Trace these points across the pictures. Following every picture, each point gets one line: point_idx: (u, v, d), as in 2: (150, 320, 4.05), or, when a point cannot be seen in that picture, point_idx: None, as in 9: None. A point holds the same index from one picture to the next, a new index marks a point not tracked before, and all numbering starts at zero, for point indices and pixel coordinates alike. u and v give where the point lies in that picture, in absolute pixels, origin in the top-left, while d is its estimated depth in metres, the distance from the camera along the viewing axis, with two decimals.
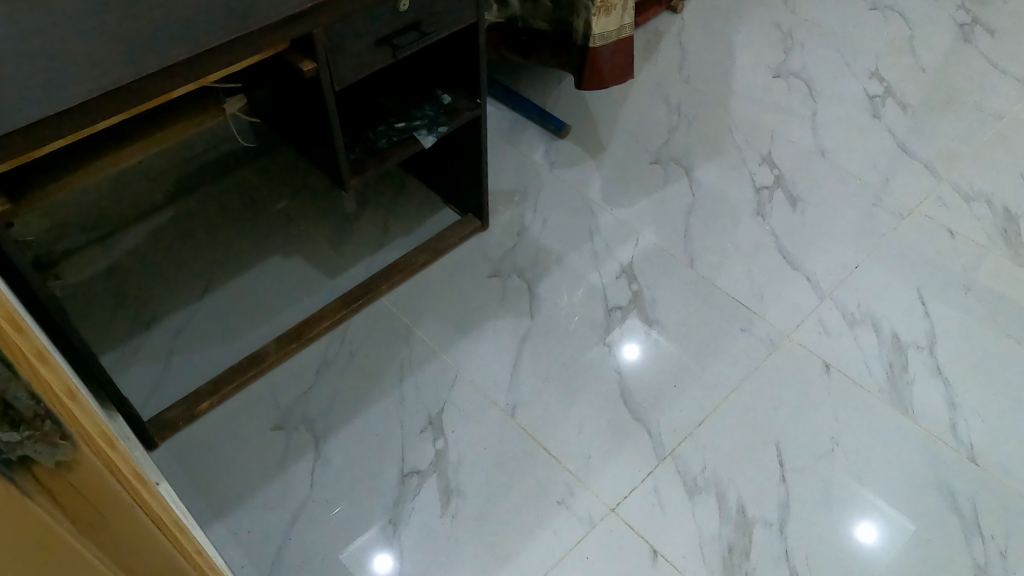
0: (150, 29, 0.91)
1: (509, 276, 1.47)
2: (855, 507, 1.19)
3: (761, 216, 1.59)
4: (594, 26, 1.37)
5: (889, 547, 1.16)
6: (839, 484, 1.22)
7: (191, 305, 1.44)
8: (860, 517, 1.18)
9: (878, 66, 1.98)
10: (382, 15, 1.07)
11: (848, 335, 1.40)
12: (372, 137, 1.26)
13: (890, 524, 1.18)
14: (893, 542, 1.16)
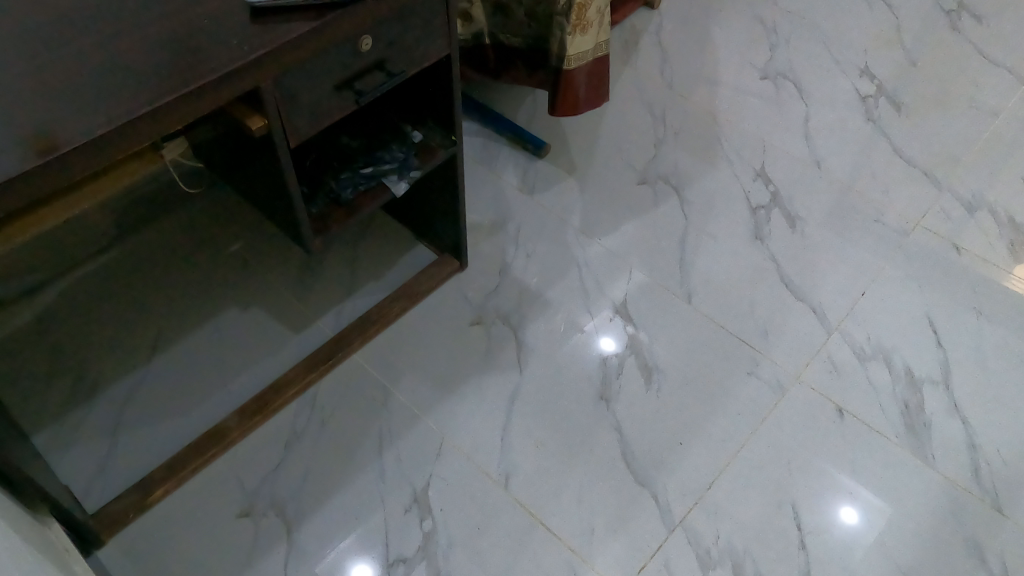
0: (62, 92, 0.76)
1: (494, 323, 1.34)
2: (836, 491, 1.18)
3: (760, 240, 1.49)
4: (568, 47, 1.23)
5: (868, 527, 1.15)
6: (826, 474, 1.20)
7: (136, 369, 1.27)
8: (840, 500, 1.18)
9: (867, 61, 1.84)
10: (340, 57, 0.93)
11: (858, 374, 1.31)
12: (335, 187, 1.11)
13: (867, 508, 1.17)
14: (870, 522, 1.16)
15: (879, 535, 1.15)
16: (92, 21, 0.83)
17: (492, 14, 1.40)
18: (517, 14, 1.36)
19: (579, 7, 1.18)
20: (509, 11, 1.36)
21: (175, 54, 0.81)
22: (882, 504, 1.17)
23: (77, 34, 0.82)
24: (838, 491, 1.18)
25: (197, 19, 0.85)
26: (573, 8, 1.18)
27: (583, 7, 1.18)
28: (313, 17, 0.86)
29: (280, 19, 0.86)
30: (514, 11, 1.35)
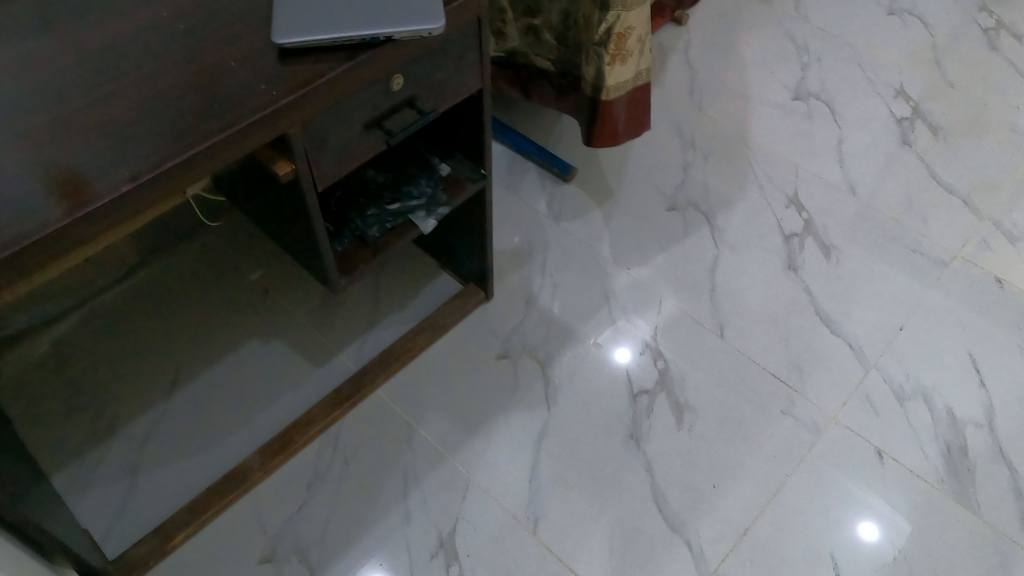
0: (85, 144, 0.73)
1: (520, 358, 1.31)
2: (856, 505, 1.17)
3: (794, 270, 1.44)
4: (608, 78, 1.19)
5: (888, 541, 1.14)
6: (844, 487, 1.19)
7: (156, 406, 1.25)
8: (859, 512, 1.17)
9: (902, 82, 1.79)
10: (370, 97, 0.89)
11: (897, 414, 1.26)
12: (361, 224, 1.07)
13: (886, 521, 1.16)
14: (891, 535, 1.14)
15: (893, 550, 1.13)
16: (116, 64, 0.81)
17: (524, 34, 1.34)
18: (547, 38, 1.31)
19: (618, 35, 1.13)
20: (540, 34, 1.32)
21: (200, 100, 0.78)
22: (892, 511, 1.17)
23: (100, 81, 0.79)
24: (856, 507, 1.17)
25: (224, 62, 0.82)
26: (612, 37, 1.13)
27: (622, 36, 1.13)
28: (344, 59, 0.83)
29: (311, 60, 0.83)
30: (544, 34, 1.31)
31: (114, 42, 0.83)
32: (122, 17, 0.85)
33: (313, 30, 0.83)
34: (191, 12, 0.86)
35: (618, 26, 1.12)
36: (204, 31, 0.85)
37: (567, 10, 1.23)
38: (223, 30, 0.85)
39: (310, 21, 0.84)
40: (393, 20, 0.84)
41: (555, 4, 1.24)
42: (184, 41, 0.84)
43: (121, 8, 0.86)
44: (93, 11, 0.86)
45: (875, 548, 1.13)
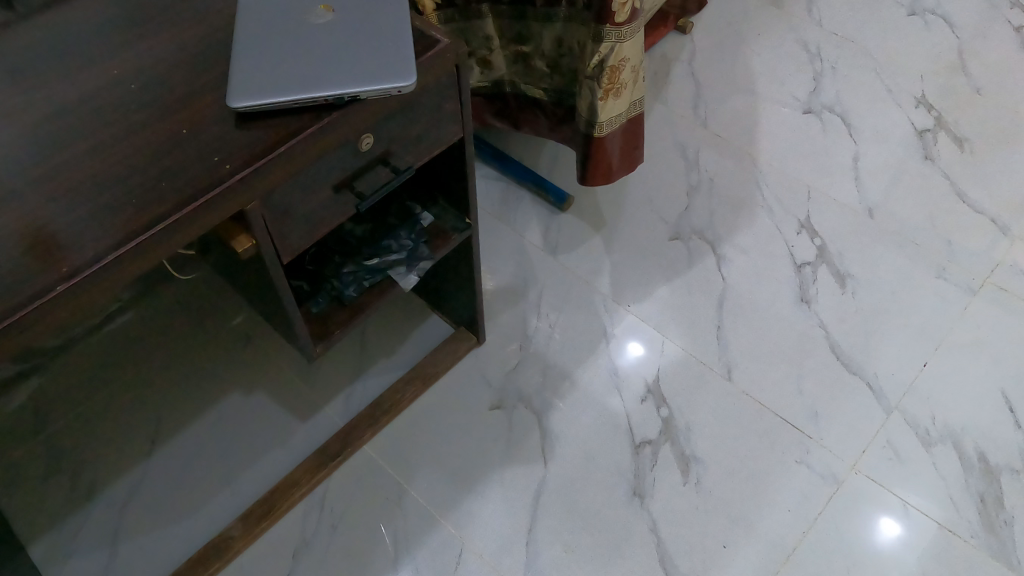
0: (19, 236, 0.67)
1: (515, 407, 1.24)
2: (878, 499, 1.14)
3: (807, 303, 1.35)
4: (600, 113, 1.10)
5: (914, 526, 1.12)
6: (862, 481, 1.16)
7: (137, 466, 1.19)
8: (881, 503, 1.14)
9: (923, 89, 1.68)
10: (336, 160, 0.82)
11: (922, 462, 1.18)
12: (337, 283, 1.00)
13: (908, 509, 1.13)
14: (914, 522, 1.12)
15: (919, 539, 1.11)
16: (54, 135, 0.73)
17: (514, 62, 1.30)
18: (539, 66, 1.27)
19: (611, 69, 1.06)
20: (530, 62, 1.27)
21: (147, 177, 0.71)
22: (918, 500, 1.14)
23: (35, 157, 0.72)
24: (877, 501, 1.14)
25: (172, 130, 0.75)
26: (605, 71, 1.05)
27: (616, 70, 1.06)
28: (308, 122, 0.76)
29: (272, 126, 0.76)
30: (535, 62, 1.27)
31: (54, 107, 0.75)
32: (62, 77, 0.78)
33: (273, 92, 0.75)
34: (139, 69, 0.79)
35: (612, 59, 1.04)
36: (152, 91, 0.77)
37: (560, 37, 1.19)
38: (174, 90, 0.78)
39: (270, 81, 0.76)
40: (361, 77, 0.76)
41: (548, 32, 1.20)
42: (129, 104, 0.76)
43: (62, 66, 0.79)
44: (30, 70, 0.78)
45: (901, 540, 1.11)
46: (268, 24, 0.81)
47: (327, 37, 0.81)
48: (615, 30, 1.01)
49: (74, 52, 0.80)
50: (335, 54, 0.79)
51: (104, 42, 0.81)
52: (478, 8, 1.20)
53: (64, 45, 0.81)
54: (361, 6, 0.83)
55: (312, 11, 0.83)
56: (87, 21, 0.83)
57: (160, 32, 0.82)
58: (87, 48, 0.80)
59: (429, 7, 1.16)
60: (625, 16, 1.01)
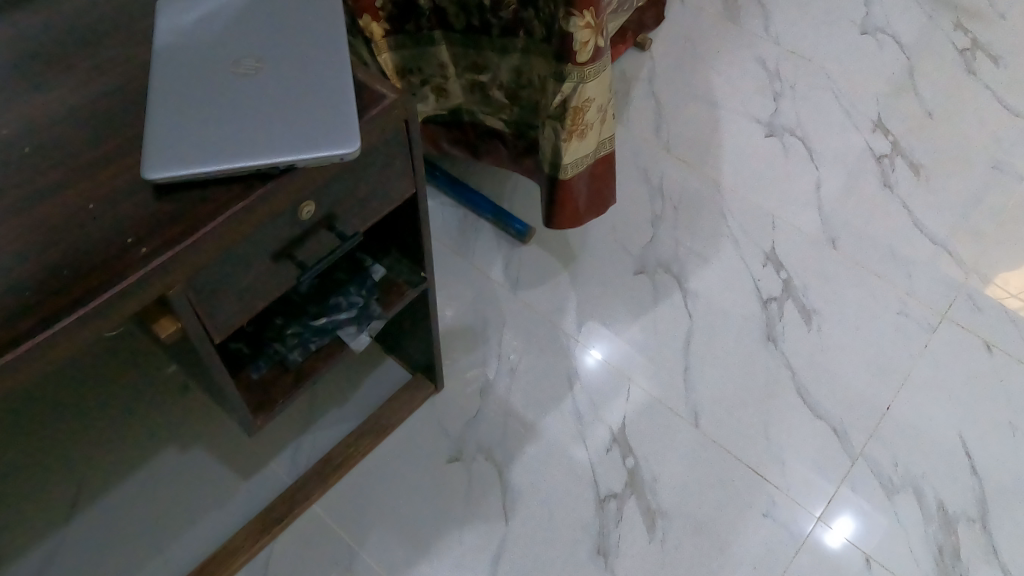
0: None
1: (474, 459, 1.17)
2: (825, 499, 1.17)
3: (773, 341, 1.33)
4: (565, 155, 1.03)
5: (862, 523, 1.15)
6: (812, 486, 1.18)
7: (55, 533, 1.09)
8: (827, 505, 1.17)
9: (880, 112, 1.66)
10: (274, 231, 0.73)
11: (885, 512, 1.16)
12: (280, 347, 0.91)
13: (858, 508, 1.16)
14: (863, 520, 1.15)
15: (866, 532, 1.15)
16: None
17: (470, 91, 1.21)
18: (497, 96, 1.18)
19: (575, 110, 0.99)
20: (488, 92, 1.19)
21: (48, 268, 0.62)
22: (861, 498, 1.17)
23: None
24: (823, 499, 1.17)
25: (80, 208, 0.66)
26: (568, 112, 0.99)
27: (580, 111, 0.99)
28: (234, 195, 0.67)
29: (195, 199, 0.67)
30: (493, 92, 1.18)
31: None
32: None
33: (197, 161, 0.67)
34: (48, 136, 0.70)
35: (575, 100, 0.97)
36: (61, 162, 0.68)
37: (518, 68, 1.10)
38: (84, 159, 0.69)
39: (194, 147, 0.67)
40: (295, 143, 0.68)
41: (505, 62, 1.11)
42: (32, 178, 0.67)
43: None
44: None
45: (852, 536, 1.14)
46: (191, 76, 0.72)
47: (258, 90, 0.72)
48: (578, 69, 0.94)
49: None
50: (268, 113, 0.70)
51: (8, 104, 0.72)
52: (429, 33, 1.12)
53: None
54: (298, 52, 0.74)
55: (241, 57, 0.74)
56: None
57: (72, 89, 0.73)
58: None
59: (375, 32, 1.07)
60: (588, 56, 0.93)
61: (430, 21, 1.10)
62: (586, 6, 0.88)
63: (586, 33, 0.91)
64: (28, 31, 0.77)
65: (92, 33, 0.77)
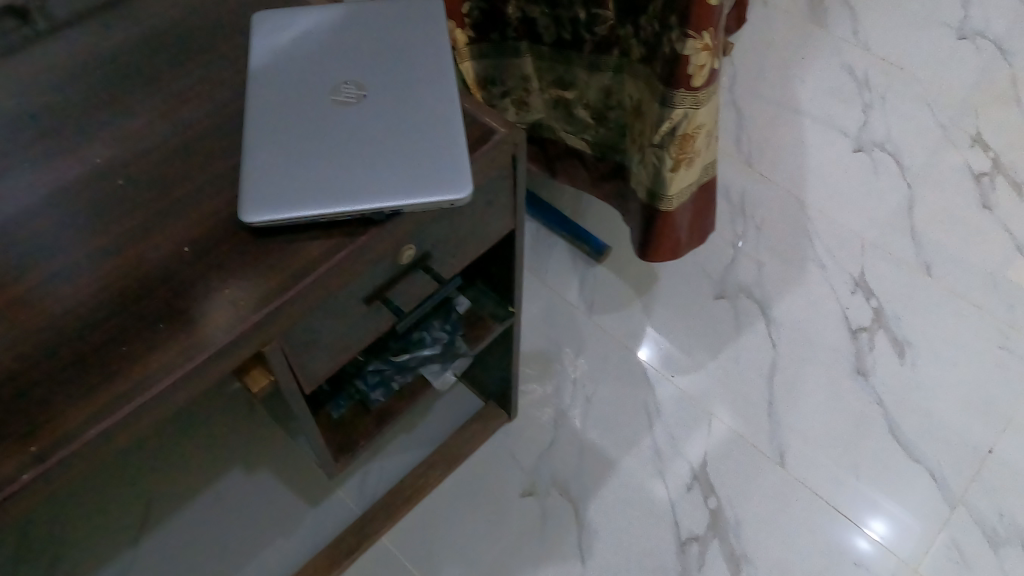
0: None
1: (549, 494, 1.12)
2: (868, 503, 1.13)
3: (864, 376, 1.24)
4: (669, 185, 1.00)
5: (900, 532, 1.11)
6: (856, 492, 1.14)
7: (119, 554, 1.06)
8: (870, 513, 1.12)
9: (979, 126, 1.54)
10: (372, 276, 0.68)
11: (988, 567, 1.08)
12: (363, 385, 0.87)
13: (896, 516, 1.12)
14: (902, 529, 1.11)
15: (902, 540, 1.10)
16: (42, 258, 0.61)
17: (552, 107, 1.16)
18: (581, 115, 1.13)
19: (683, 137, 0.94)
20: (572, 109, 1.14)
21: (141, 317, 0.58)
22: (903, 508, 1.13)
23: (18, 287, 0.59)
24: (863, 498, 1.14)
25: (175, 253, 0.61)
26: (675, 139, 0.94)
27: (689, 138, 0.94)
28: (335, 241, 0.62)
29: (294, 244, 0.62)
30: (577, 111, 1.13)
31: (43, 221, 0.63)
32: (46, 185, 0.65)
33: (301, 201, 0.62)
34: (137, 171, 0.66)
35: (685, 127, 0.93)
36: (152, 201, 0.64)
37: (609, 87, 1.06)
38: (176, 196, 0.64)
39: (294, 186, 0.63)
40: (400, 186, 0.63)
41: (595, 80, 1.06)
42: (123, 219, 0.63)
43: (45, 168, 0.66)
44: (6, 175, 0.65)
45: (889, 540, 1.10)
46: (290, 104, 0.68)
47: (360, 120, 0.67)
48: (692, 95, 0.89)
49: (59, 149, 0.67)
50: (373, 146, 0.65)
51: (95, 135, 0.68)
52: (515, 45, 1.08)
53: (47, 140, 0.67)
54: (399, 79, 0.70)
55: (340, 84, 0.69)
56: (74, 106, 0.69)
57: (162, 120, 0.69)
58: (74, 144, 0.67)
59: (460, 40, 1.05)
60: (702, 80, 0.88)
61: (517, 32, 1.06)
62: (704, 27, 0.83)
63: (703, 56, 0.86)
64: (113, 55, 0.73)
65: (181, 57, 0.73)
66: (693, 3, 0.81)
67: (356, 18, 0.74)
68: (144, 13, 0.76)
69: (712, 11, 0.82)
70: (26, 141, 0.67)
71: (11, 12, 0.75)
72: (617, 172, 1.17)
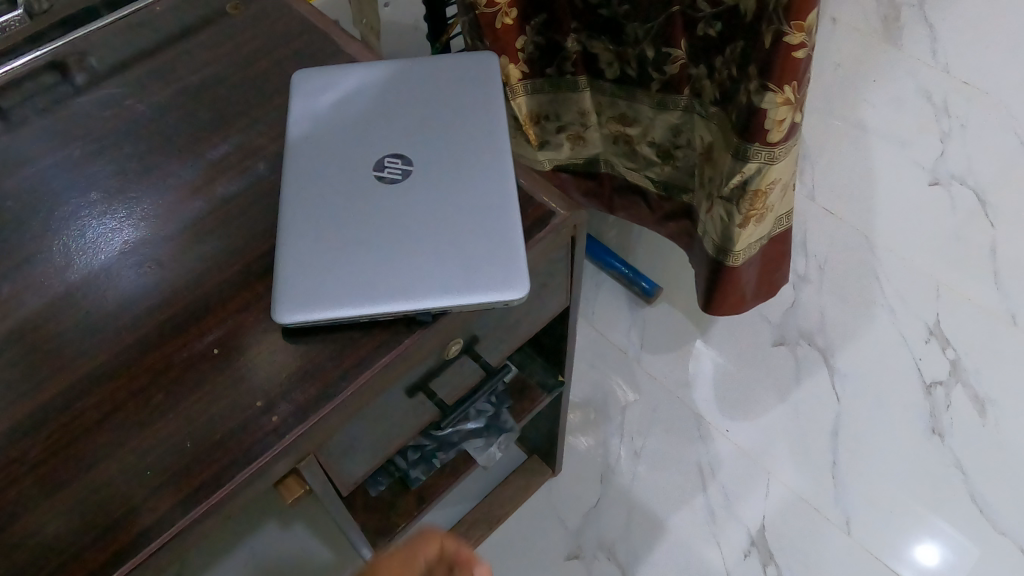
0: (11, 533, 0.51)
1: (596, 558, 1.07)
2: (913, 515, 1.09)
3: (940, 436, 1.15)
4: (737, 241, 0.92)
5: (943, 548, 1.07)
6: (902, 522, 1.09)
7: None
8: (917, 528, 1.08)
9: None
10: (416, 372, 0.62)
11: None
12: (402, 462, 0.81)
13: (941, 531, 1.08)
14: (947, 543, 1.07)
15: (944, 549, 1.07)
16: (68, 357, 0.57)
17: (612, 143, 1.08)
18: (645, 152, 1.06)
19: (755, 193, 0.86)
20: (634, 146, 1.06)
21: (167, 428, 0.54)
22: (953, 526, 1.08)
23: (41, 393, 0.56)
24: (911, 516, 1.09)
25: (208, 356, 0.57)
26: (747, 195, 0.86)
27: (761, 194, 0.86)
28: (373, 345, 0.57)
29: (332, 347, 0.57)
30: (640, 147, 1.06)
31: (73, 314, 0.60)
32: (76, 270, 0.62)
33: (343, 299, 0.57)
34: (171, 260, 0.62)
35: (757, 182, 0.85)
36: (183, 289, 0.61)
37: (677, 126, 0.98)
38: (208, 287, 0.60)
39: (337, 277, 0.58)
40: (447, 281, 0.57)
41: (661, 119, 0.99)
42: (153, 311, 0.60)
43: (78, 249, 0.63)
44: (39, 257, 0.63)
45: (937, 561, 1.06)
46: (332, 182, 0.63)
47: (408, 203, 0.62)
48: (768, 150, 0.81)
49: (95, 231, 0.65)
50: (422, 234, 0.60)
51: (130, 215, 0.65)
52: (574, 79, 1.01)
53: (83, 219, 0.65)
54: (451, 154, 0.64)
55: (385, 159, 0.64)
56: (113, 183, 0.67)
57: (199, 198, 0.66)
58: (111, 225, 0.65)
59: (514, 77, 0.97)
60: (781, 135, 0.80)
61: (577, 66, 0.99)
62: (787, 80, 0.76)
63: (783, 111, 0.78)
64: (158, 124, 0.71)
65: (224, 127, 0.70)
66: (777, 53, 0.74)
67: (405, 81, 0.69)
68: (188, 82, 0.74)
69: (798, 63, 0.74)
70: (62, 219, 0.65)
71: (57, 75, 0.74)
72: (686, 211, 1.11)
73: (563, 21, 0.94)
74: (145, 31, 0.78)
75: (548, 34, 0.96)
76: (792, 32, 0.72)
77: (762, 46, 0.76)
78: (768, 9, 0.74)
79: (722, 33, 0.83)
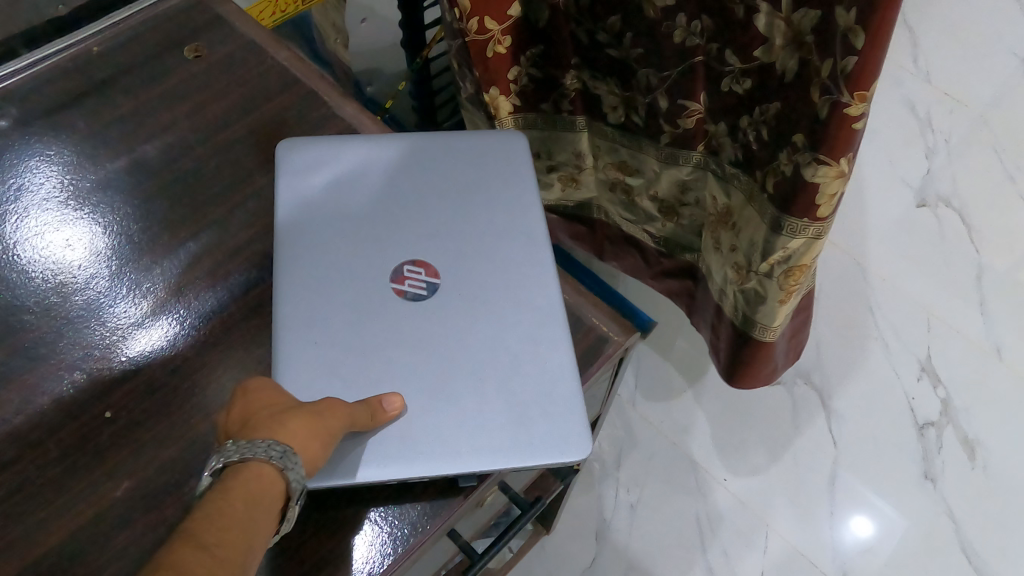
0: None
1: None
2: (850, 497, 1.13)
3: (933, 480, 1.14)
4: (775, 317, 0.84)
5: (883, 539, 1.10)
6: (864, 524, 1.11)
7: None
8: (854, 508, 1.12)
9: None
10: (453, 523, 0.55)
11: None
12: None
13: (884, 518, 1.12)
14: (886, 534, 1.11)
15: (886, 538, 1.10)
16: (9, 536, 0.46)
17: (610, 189, 0.98)
18: (646, 206, 0.96)
19: (797, 267, 0.76)
20: (634, 198, 0.96)
21: None
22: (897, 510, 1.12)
23: None
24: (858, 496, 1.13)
25: None
26: (789, 270, 0.76)
27: (805, 268, 0.76)
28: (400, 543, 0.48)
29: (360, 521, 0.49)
30: (640, 199, 0.96)
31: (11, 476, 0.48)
32: (9, 415, 0.50)
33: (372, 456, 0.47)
34: (138, 400, 0.51)
35: (801, 258, 0.74)
36: (156, 442, 0.49)
37: (684, 182, 0.88)
38: (189, 440, 0.49)
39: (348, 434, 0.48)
40: (484, 440, 0.48)
41: (667, 175, 0.88)
42: (116, 476, 0.48)
43: (9, 384, 0.51)
44: None
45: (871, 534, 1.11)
46: (334, 298, 0.52)
47: (431, 329, 0.52)
48: (816, 224, 0.70)
49: (29, 358, 0.52)
50: (453, 376, 0.50)
51: (69, 339, 0.52)
52: (571, 118, 0.90)
53: (12, 343, 0.52)
54: (484, 266, 0.54)
55: (405, 269, 0.54)
56: (54, 293, 0.54)
57: (166, 316, 0.54)
58: (46, 353, 0.52)
59: (504, 109, 0.86)
60: (831, 208, 0.68)
61: (575, 104, 0.88)
62: (841, 154, 0.63)
63: (835, 184, 0.65)
64: (107, 209, 0.58)
65: (195, 219, 0.58)
66: (831, 123, 0.61)
67: (413, 166, 0.58)
68: (141, 149, 0.60)
69: (854, 136, 0.61)
70: None
71: None
72: (686, 271, 1.03)
73: (563, 56, 0.82)
74: (76, 72, 0.62)
75: (545, 67, 0.84)
76: (851, 102, 0.59)
77: (808, 117, 0.64)
78: (816, 73, 0.61)
79: (752, 90, 0.71)
